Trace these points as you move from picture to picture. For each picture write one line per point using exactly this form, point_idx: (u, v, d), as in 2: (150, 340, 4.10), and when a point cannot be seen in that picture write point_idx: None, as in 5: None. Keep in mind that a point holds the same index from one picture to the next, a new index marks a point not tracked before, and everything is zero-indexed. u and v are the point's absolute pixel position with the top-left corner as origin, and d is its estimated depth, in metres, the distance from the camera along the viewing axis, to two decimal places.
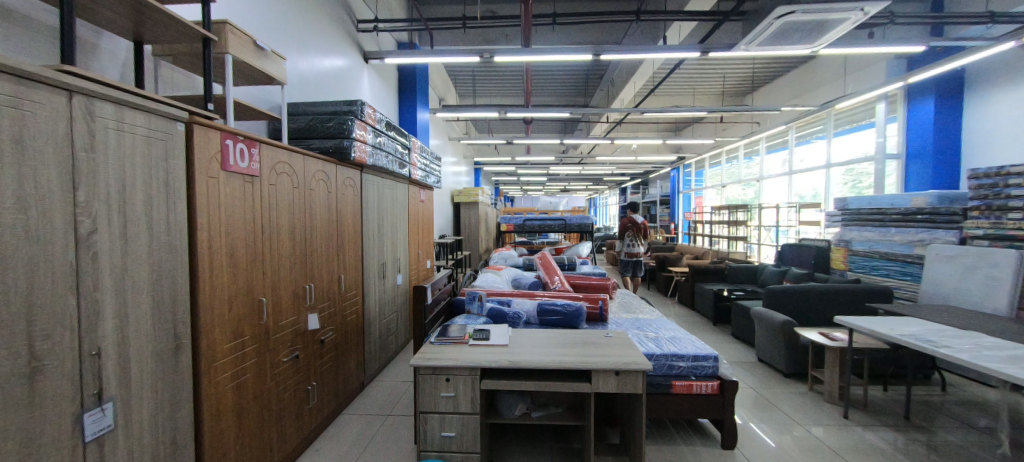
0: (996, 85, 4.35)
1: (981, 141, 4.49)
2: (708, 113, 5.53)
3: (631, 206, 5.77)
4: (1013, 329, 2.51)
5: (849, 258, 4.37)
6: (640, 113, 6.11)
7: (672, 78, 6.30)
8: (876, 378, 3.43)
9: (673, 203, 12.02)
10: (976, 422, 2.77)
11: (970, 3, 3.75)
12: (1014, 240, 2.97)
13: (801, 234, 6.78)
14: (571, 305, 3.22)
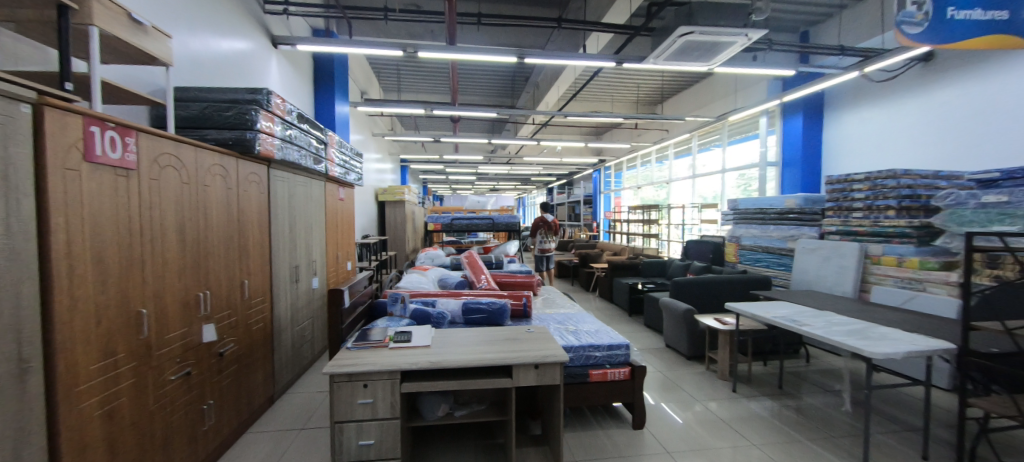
0: (847, 107, 5.31)
1: (837, 153, 5.43)
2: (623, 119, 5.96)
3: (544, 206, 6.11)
4: (855, 308, 3.07)
5: (739, 251, 4.99)
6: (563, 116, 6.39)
7: (592, 85, 6.67)
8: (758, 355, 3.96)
9: (596, 202, 12.73)
10: (829, 386, 3.34)
11: (830, 38, 4.48)
12: (857, 235, 3.62)
13: (703, 231, 7.63)
14: (496, 302, 3.29)
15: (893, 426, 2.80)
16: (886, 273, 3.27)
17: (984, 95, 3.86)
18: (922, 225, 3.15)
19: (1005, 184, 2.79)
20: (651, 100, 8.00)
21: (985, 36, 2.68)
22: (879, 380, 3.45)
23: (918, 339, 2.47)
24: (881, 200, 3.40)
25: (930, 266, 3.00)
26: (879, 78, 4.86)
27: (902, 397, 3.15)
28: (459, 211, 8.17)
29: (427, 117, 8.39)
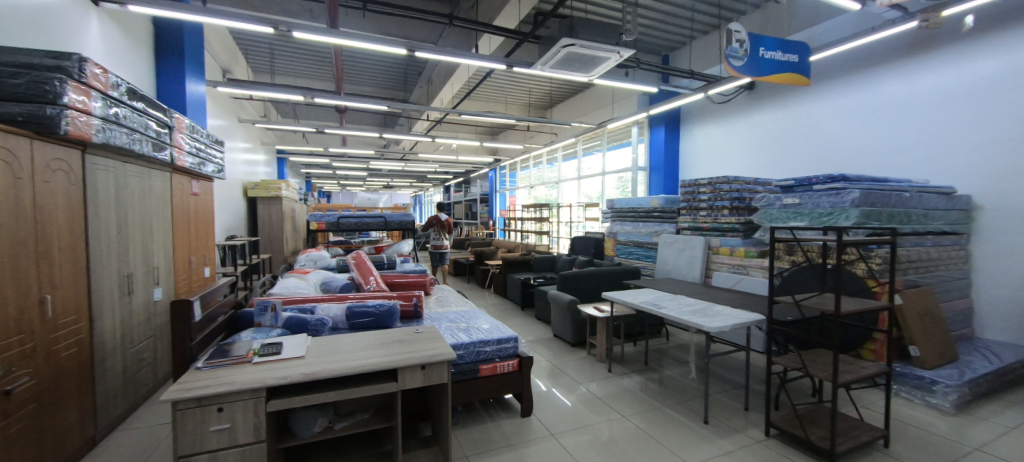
0: (696, 123, 6.34)
1: (690, 161, 6.42)
2: (515, 121, 6.20)
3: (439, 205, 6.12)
4: (699, 290, 3.68)
5: (616, 246, 5.54)
6: (458, 114, 6.40)
7: (485, 85, 6.80)
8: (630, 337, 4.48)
9: (492, 200, 13.02)
10: (682, 358, 3.94)
11: (684, 62, 5.27)
12: (702, 230, 4.33)
13: (587, 228, 8.36)
14: (385, 305, 3.14)
15: (726, 386, 3.42)
16: (723, 261, 3.95)
17: (785, 120, 5.04)
18: (746, 221, 3.92)
19: (798, 189, 3.56)
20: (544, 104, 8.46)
21: (782, 72, 3.42)
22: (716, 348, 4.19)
23: (740, 313, 3.05)
24: (719, 201, 4.11)
25: (751, 254, 3.72)
26: (717, 100, 5.96)
27: (732, 361, 3.87)
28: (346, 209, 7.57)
29: (308, 105, 7.62)
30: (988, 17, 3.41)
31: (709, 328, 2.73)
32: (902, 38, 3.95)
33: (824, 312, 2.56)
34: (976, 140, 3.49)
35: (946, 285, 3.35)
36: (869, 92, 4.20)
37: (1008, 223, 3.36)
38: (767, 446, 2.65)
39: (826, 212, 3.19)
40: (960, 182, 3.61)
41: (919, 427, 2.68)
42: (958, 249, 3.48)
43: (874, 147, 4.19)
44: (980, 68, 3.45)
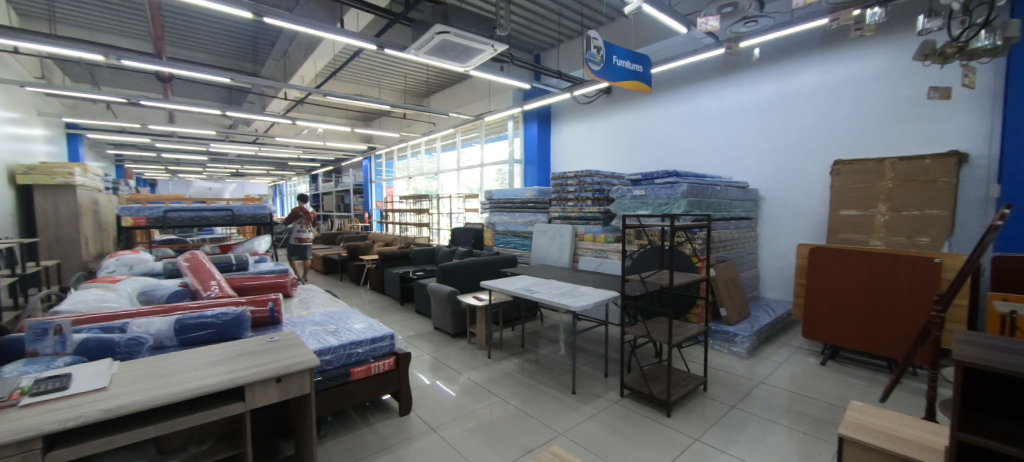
0: (565, 120, 6.89)
1: (559, 155, 6.97)
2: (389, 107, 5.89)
3: (299, 195, 5.64)
4: (567, 273, 4.03)
5: (495, 236, 5.74)
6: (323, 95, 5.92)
7: (353, 66, 6.32)
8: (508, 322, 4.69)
9: (366, 191, 12.28)
10: (553, 337, 4.28)
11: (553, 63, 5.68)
12: (569, 218, 4.75)
13: (467, 219, 8.48)
14: (231, 312, 2.44)
15: (590, 357, 3.82)
16: (587, 247, 4.37)
17: (634, 122, 5.81)
18: (604, 211, 4.42)
19: (644, 182, 4.11)
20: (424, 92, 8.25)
21: (635, 79, 3.71)
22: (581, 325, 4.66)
23: (599, 292, 3.43)
24: (583, 192, 4.54)
25: (609, 240, 4.19)
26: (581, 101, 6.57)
27: (594, 335, 4.35)
28: (173, 200, 6.20)
29: (111, 67, 5.97)
30: (766, 52, 4.44)
31: (575, 308, 3.01)
32: (715, 61, 4.87)
33: (662, 285, 3.05)
34: (759, 146, 4.57)
35: (743, 258, 4.30)
36: (693, 103, 5.10)
37: (777, 210, 4.47)
38: (622, 406, 3.06)
39: (663, 202, 3.72)
40: (750, 178, 4.67)
41: (726, 371, 3.40)
42: (750, 230, 4.50)
43: (695, 149, 5.14)
44: (763, 91, 4.49)
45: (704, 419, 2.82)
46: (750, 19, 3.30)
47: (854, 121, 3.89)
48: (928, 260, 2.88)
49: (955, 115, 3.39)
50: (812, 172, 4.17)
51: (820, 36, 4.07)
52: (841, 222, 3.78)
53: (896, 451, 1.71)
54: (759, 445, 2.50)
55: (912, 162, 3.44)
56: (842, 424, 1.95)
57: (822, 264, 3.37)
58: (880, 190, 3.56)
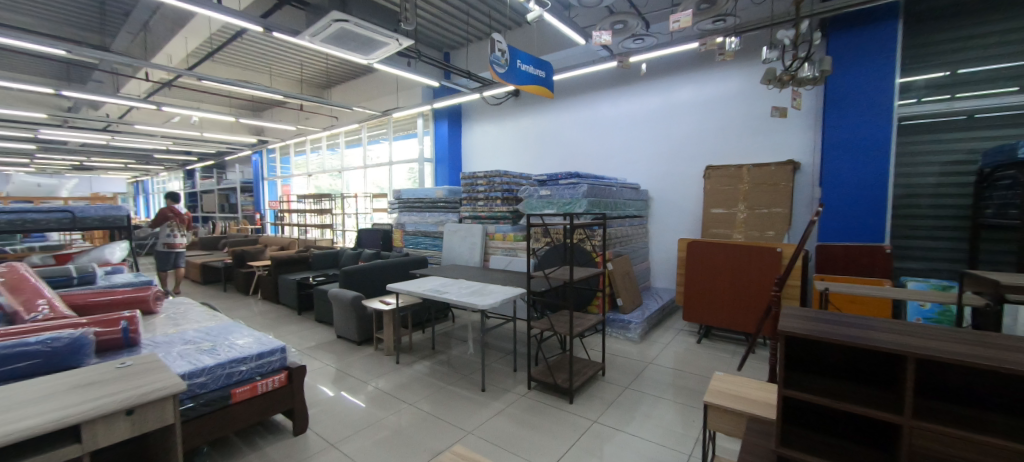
0: (476, 120, 6.93)
1: (470, 154, 6.99)
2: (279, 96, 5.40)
3: (169, 194, 4.83)
4: (477, 273, 4.06)
5: (405, 237, 5.59)
6: (195, 78, 5.25)
7: (236, 48, 5.69)
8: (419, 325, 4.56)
9: (257, 190, 11.28)
10: (464, 336, 4.28)
11: (462, 61, 5.68)
12: (480, 218, 4.79)
13: (375, 220, 8.11)
14: (65, 336, 1.72)
15: (500, 354, 3.89)
16: (497, 246, 4.45)
17: (542, 125, 6.07)
18: (513, 210, 4.55)
19: (550, 183, 4.31)
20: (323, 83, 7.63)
21: (537, 84, 3.84)
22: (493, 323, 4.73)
23: (507, 289, 3.50)
24: (493, 192, 4.62)
25: (518, 238, 4.32)
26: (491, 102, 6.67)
27: (505, 331, 4.44)
28: None
29: None
30: (652, 67, 4.97)
31: (481, 306, 3.03)
32: (611, 72, 5.30)
33: (563, 280, 3.22)
34: (649, 152, 5.08)
35: (637, 253, 4.76)
36: (593, 110, 5.50)
37: (663, 209, 5.03)
38: (529, 398, 3.17)
39: (567, 201, 3.93)
40: (642, 180, 5.17)
41: (622, 356, 3.71)
42: (642, 227, 4.99)
43: (595, 153, 5.56)
44: (649, 102, 5.02)
45: (602, 402, 3.05)
46: (638, 37, 3.60)
47: (720, 132, 4.54)
48: (769, 248, 3.36)
49: (790, 130, 4.14)
50: (690, 176, 4.77)
51: (694, 56, 4.66)
52: (712, 219, 4.35)
53: (745, 410, 2.08)
54: (647, 420, 2.78)
55: (761, 168, 4.13)
56: (711, 393, 2.28)
57: (696, 257, 3.69)
58: (741, 191, 4.20)
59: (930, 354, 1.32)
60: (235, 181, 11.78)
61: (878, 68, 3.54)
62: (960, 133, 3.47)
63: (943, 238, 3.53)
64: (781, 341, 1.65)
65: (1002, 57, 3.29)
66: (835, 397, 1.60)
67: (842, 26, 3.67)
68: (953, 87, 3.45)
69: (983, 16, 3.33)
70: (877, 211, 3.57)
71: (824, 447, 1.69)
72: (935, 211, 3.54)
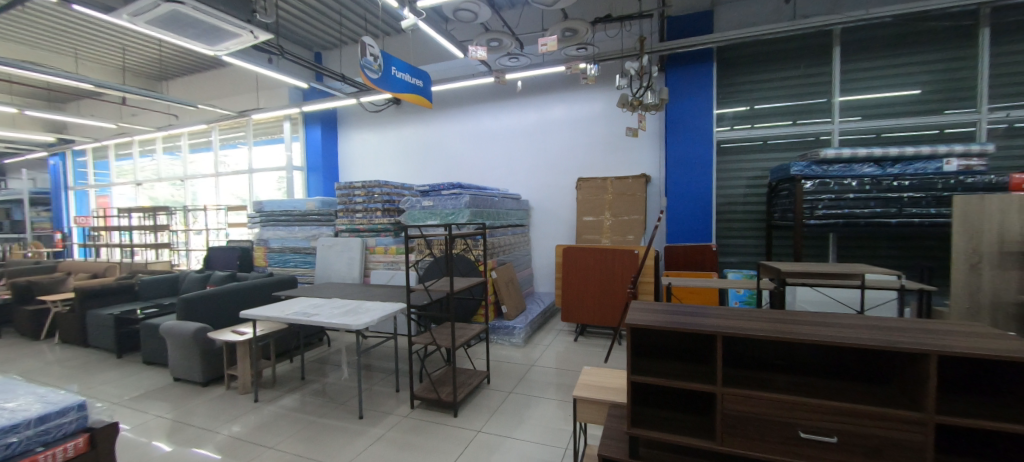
0: (354, 127, 6.53)
1: (348, 163, 6.56)
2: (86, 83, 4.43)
3: None
4: (354, 290, 3.76)
5: (268, 255, 5.02)
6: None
7: (21, 18, 4.54)
8: (284, 354, 4.02)
9: (59, 202, 9.23)
10: (340, 361, 3.92)
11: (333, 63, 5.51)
12: (359, 232, 4.50)
13: (230, 236, 7.07)
14: None
15: (380, 374, 3.63)
16: (378, 260, 4.22)
17: (425, 135, 6.00)
18: (395, 222, 4.39)
19: (432, 193, 4.26)
20: (154, 73, 6.55)
21: (414, 93, 3.76)
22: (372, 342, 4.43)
23: (386, 305, 3.29)
24: (372, 203, 4.40)
25: (399, 251, 4.17)
26: (370, 109, 6.36)
27: (385, 350, 4.18)
28: None
29: None
30: (527, 86, 5.31)
31: (355, 327, 2.77)
32: (491, 87, 5.52)
33: (445, 292, 3.11)
34: (528, 164, 5.39)
35: (520, 260, 4.96)
36: (476, 123, 5.65)
37: (543, 218, 5.35)
38: (413, 418, 2.98)
39: (449, 212, 3.90)
40: (523, 191, 5.44)
41: (507, 361, 3.77)
42: (524, 235, 5.25)
43: (479, 165, 5.69)
44: (527, 118, 5.35)
45: (487, 410, 3.03)
46: (513, 56, 3.78)
47: (587, 148, 5.05)
48: (629, 251, 3.80)
49: (640, 148, 4.80)
50: (564, 187, 5.19)
51: (563, 78, 5.13)
52: (584, 226, 4.75)
53: (607, 399, 2.24)
54: (529, 421, 2.86)
55: (622, 180, 4.69)
56: (580, 388, 2.42)
57: (571, 261, 3.99)
58: (606, 201, 4.71)
59: (729, 331, 1.69)
60: (22, 192, 9.08)
61: (699, 100, 4.33)
62: (756, 155, 4.39)
63: (750, 237, 4.43)
64: (628, 332, 1.87)
65: (778, 98, 4.30)
66: (668, 375, 1.87)
67: (676, 64, 4.39)
68: (752, 119, 4.38)
69: (765, 66, 4.32)
70: (705, 217, 4.32)
71: (661, 421, 1.94)
72: (744, 215, 4.44)
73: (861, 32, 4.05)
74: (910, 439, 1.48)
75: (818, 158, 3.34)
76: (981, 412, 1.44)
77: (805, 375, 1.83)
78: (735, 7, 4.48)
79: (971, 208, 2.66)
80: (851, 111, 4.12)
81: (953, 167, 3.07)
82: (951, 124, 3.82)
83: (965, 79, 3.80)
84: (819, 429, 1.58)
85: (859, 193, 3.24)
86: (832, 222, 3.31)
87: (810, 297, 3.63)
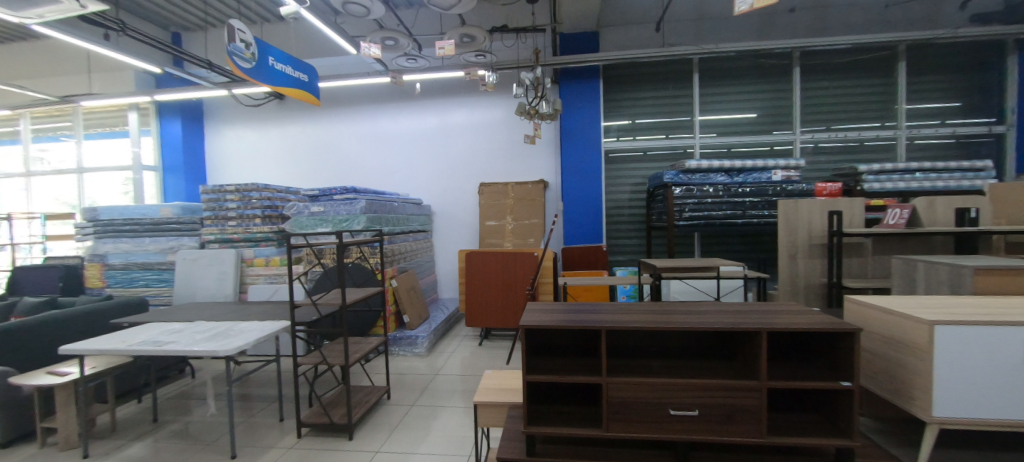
0: (225, 122, 5.77)
1: (217, 164, 5.79)
2: None
3: None
4: (225, 310, 3.26)
5: (106, 274, 4.39)
6: None
7: None
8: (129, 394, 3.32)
9: None
10: (207, 394, 3.36)
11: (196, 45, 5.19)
12: (232, 242, 4.18)
13: (49, 252, 5.72)
14: None
15: (259, 404, 3.18)
16: (258, 273, 3.95)
17: (315, 135, 5.54)
18: (278, 230, 4.19)
19: (322, 198, 3.93)
20: None
21: (296, 87, 3.42)
22: (249, 369, 3.89)
23: (265, 324, 2.83)
24: (249, 209, 4.09)
25: (283, 263, 3.99)
26: (246, 103, 5.63)
27: (266, 375, 3.70)
28: None
29: None
30: (426, 88, 5.23)
31: (224, 352, 2.26)
32: (390, 87, 5.32)
33: (336, 306, 2.73)
34: (430, 169, 5.29)
35: (423, 267, 4.83)
36: (374, 125, 5.39)
37: (446, 224, 5.29)
38: (301, 448, 2.59)
39: (342, 218, 3.65)
40: (425, 196, 5.31)
41: (410, 373, 3.60)
42: (427, 241, 5.12)
43: (377, 169, 5.42)
44: (427, 122, 5.26)
45: (387, 427, 2.80)
46: (410, 57, 3.67)
47: (488, 154, 5.15)
48: (530, 253, 3.93)
49: (537, 156, 5.05)
50: (467, 192, 5.21)
51: (462, 83, 5.16)
52: (487, 231, 4.80)
53: (506, 401, 2.24)
54: (433, 433, 2.71)
55: (522, 185, 4.86)
56: (480, 393, 2.38)
57: (474, 265, 4.01)
58: (508, 205, 4.83)
59: (610, 325, 1.81)
60: None
61: (589, 112, 4.70)
62: (637, 164, 4.91)
63: (635, 238, 4.92)
64: (524, 333, 1.88)
65: (654, 114, 4.86)
66: (560, 372, 1.94)
67: (568, 77, 4.71)
68: (632, 132, 4.89)
69: (643, 86, 4.86)
70: (596, 220, 4.69)
71: (556, 416, 2.01)
72: (630, 218, 4.91)
73: (713, 63, 4.79)
74: (750, 404, 1.75)
75: (684, 167, 3.88)
76: (796, 375, 1.78)
77: (672, 359, 2.06)
78: (614, 32, 5.00)
79: (790, 210, 3.27)
80: (708, 129, 4.84)
81: (778, 177, 3.79)
82: (777, 142, 4.72)
83: (785, 107, 4.73)
84: (683, 404, 1.78)
85: (714, 198, 3.80)
86: (696, 223, 3.82)
87: (683, 289, 4.15)
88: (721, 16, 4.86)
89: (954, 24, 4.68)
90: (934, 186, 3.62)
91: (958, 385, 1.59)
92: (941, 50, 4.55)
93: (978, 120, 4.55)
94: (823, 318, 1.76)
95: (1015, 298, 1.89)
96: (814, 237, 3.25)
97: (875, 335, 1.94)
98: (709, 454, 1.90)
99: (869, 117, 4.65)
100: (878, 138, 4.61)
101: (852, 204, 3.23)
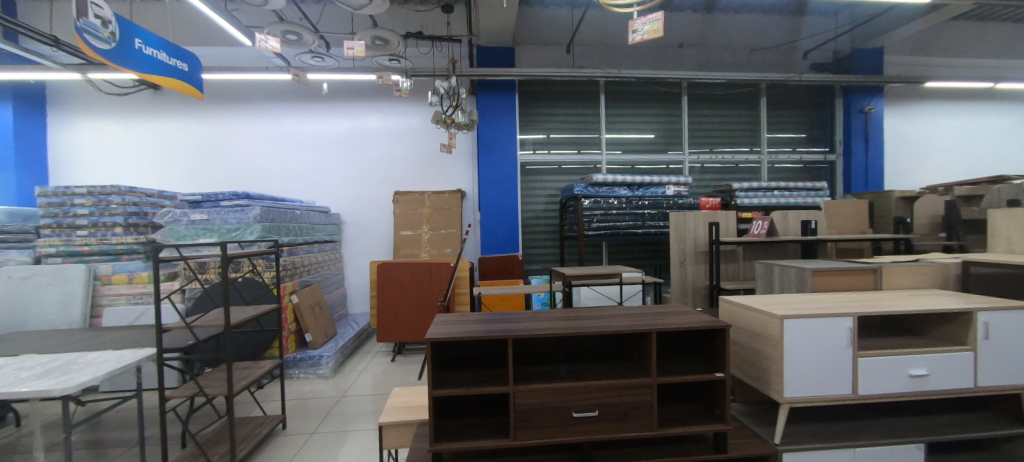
0: (78, 113, 4.85)
1: (68, 161, 4.84)
2: None
3: None
4: (66, 339, 2.68)
5: None
6: None
7: None
8: None
9: None
10: (38, 447, 2.71)
11: (37, 20, 4.49)
12: (82, 255, 3.57)
13: None
14: None
15: (114, 450, 2.64)
16: (118, 292, 3.45)
17: (200, 133, 4.90)
18: (145, 241, 3.67)
19: (206, 204, 3.50)
20: None
21: (172, 76, 2.98)
22: (100, 408, 3.24)
23: (123, 354, 2.34)
24: (109, 217, 3.57)
25: (152, 281, 3.52)
26: (108, 91, 4.82)
27: (124, 415, 3.12)
28: None
29: None
30: (335, 89, 4.93)
31: (60, 391, 1.80)
32: (294, 84, 4.92)
33: (218, 328, 2.36)
34: (339, 175, 4.98)
35: (329, 280, 4.49)
36: (274, 125, 4.93)
37: (357, 233, 5.00)
38: None
39: (231, 227, 3.30)
40: (333, 204, 4.97)
41: (313, 397, 3.29)
42: (334, 252, 4.79)
43: (277, 173, 4.95)
44: (336, 125, 4.96)
45: (282, 459, 2.51)
46: (316, 55, 3.44)
47: (404, 161, 5.01)
48: (446, 263, 3.88)
49: (455, 165, 5.03)
50: (381, 200, 5.00)
51: (375, 87, 4.96)
52: (402, 241, 4.64)
53: (411, 419, 2.14)
54: (337, 459, 2.50)
55: (439, 195, 4.80)
56: (385, 413, 2.24)
57: (388, 276, 3.84)
58: (424, 214, 4.73)
59: (516, 334, 1.83)
60: None
61: (506, 124, 4.82)
62: (551, 177, 5.15)
63: (550, 247, 5.14)
64: (431, 347, 1.79)
65: (566, 130, 5.16)
66: (467, 384, 1.90)
67: (487, 89, 4.80)
68: (547, 146, 5.13)
69: (556, 103, 5.14)
70: (512, 230, 4.80)
71: (464, 429, 1.96)
72: (546, 228, 5.12)
73: (617, 87, 5.23)
74: (641, 400, 1.90)
75: (593, 181, 4.15)
76: (678, 370, 1.97)
77: (575, 363, 2.15)
78: (529, 50, 5.24)
79: (679, 221, 3.68)
80: (613, 146, 5.25)
81: (670, 192, 4.24)
82: (671, 162, 5.28)
83: (676, 131, 5.34)
84: (585, 406, 1.87)
85: (619, 209, 4.13)
86: (604, 233, 4.10)
87: (592, 295, 4.41)
88: (622, 45, 5.36)
89: (799, 70, 5.73)
90: (787, 202, 4.35)
91: (800, 369, 1.89)
92: (791, 91, 5.52)
93: (817, 149, 5.61)
94: (699, 318, 1.99)
95: (837, 293, 2.32)
96: (699, 245, 3.70)
97: (740, 329, 2.22)
98: (609, 451, 2.00)
99: (740, 143, 5.45)
100: (748, 161, 5.41)
101: (727, 216, 3.76)
